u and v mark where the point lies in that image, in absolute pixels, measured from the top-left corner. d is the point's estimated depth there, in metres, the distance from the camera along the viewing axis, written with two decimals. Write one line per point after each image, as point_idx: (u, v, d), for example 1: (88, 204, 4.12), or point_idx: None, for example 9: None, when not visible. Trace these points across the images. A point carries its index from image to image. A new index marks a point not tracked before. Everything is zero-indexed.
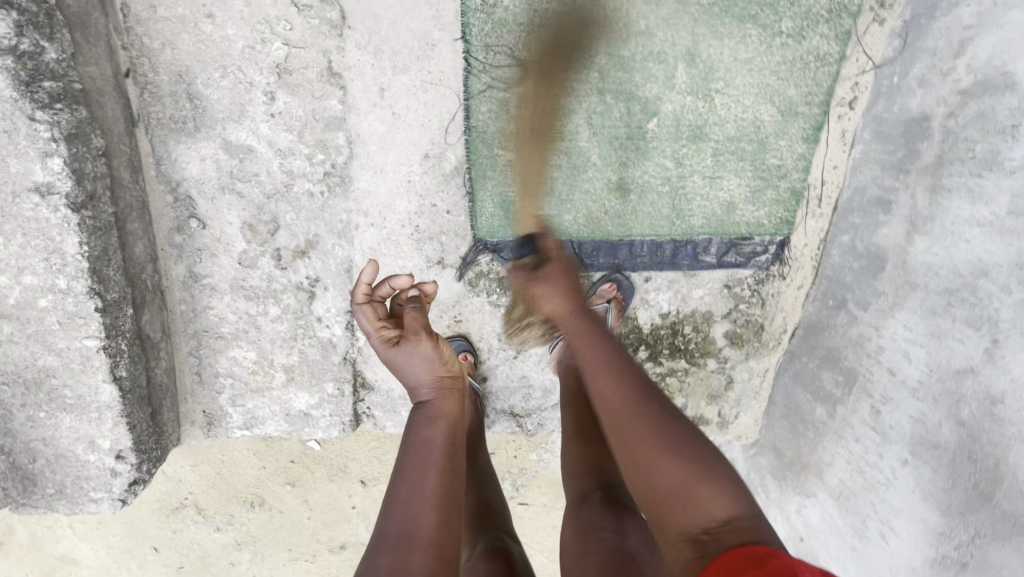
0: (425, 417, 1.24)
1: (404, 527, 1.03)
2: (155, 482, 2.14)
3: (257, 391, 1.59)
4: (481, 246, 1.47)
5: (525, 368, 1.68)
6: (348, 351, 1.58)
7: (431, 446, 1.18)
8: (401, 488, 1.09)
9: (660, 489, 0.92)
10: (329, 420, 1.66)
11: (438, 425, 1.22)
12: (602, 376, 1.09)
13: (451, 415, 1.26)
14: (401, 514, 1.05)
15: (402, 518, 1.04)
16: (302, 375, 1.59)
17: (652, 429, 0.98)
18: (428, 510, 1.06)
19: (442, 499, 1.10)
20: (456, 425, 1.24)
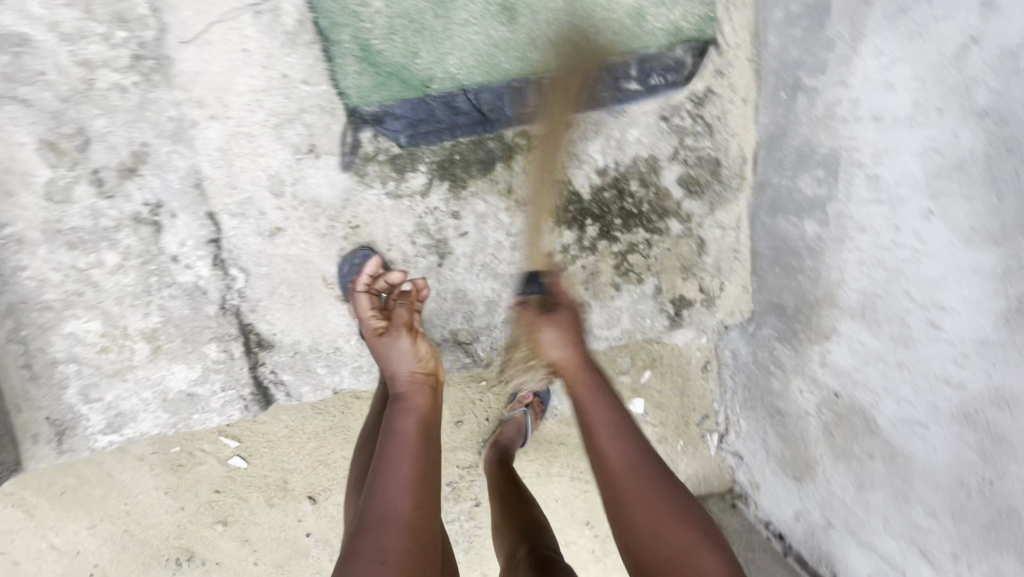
0: (400, 409, 1.08)
1: (384, 511, 0.91)
2: (45, 563, 1.68)
3: (115, 376, 1.22)
4: (357, 118, 1.19)
5: (456, 278, 1.38)
6: (225, 298, 1.25)
7: (402, 438, 1.03)
8: (383, 469, 0.97)
9: (659, 553, 0.97)
10: (223, 397, 1.30)
11: (408, 418, 1.06)
12: (605, 435, 1.10)
13: (425, 410, 1.09)
14: (386, 498, 0.92)
15: (391, 500, 0.92)
16: (172, 342, 1.23)
17: (666, 511, 1.00)
18: (407, 491, 0.94)
19: (426, 483, 0.97)
20: (433, 420, 1.09)
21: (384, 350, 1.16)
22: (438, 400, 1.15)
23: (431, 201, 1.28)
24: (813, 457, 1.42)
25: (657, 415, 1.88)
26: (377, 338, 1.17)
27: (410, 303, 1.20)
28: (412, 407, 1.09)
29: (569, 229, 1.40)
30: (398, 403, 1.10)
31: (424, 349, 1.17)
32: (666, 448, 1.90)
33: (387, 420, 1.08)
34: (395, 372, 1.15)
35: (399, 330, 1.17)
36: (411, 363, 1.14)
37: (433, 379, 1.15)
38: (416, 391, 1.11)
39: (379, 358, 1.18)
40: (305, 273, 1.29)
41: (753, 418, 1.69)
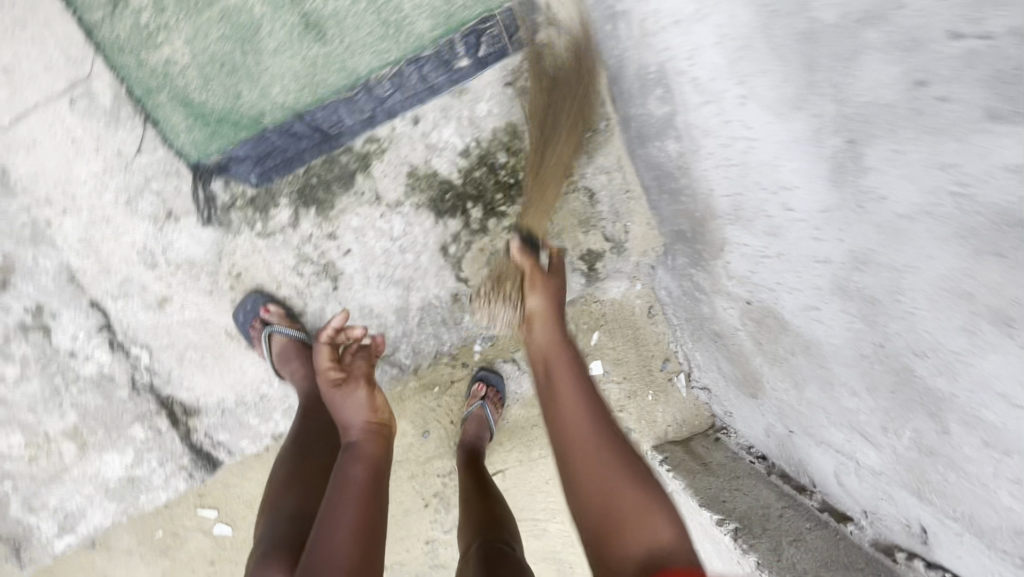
0: (354, 456, 1.08)
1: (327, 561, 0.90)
2: None
3: (52, 480, 1.25)
4: (201, 172, 1.21)
5: (356, 296, 1.38)
6: (135, 378, 1.27)
7: (351, 486, 1.03)
8: (331, 516, 0.97)
9: (616, 510, 0.97)
10: (165, 472, 1.33)
11: (357, 467, 1.06)
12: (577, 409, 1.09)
13: (376, 459, 1.10)
14: (331, 549, 0.92)
15: (333, 552, 0.92)
16: (96, 435, 1.26)
17: (602, 438, 1.05)
18: (350, 541, 0.94)
19: (371, 533, 0.97)
20: (385, 467, 1.09)
21: (341, 402, 1.17)
22: (389, 447, 1.15)
23: (303, 230, 1.29)
24: (756, 371, 1.39)
25: (619, 372, 1.86)
26: (332, 389, 1.19)
27: (367, 359, 1.23)
28: (363, 455, 1.09)
29: (452, 218, 1.39)
30: (349, 452, 1.10)
31: (380, 400, 1.18)
32: (639, 402, 1.87)
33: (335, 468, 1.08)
34: (349, 422, 1.14)
35: (356, 382, 1.18)
36: (366, 413, 1.15)
37: (388, 429, 1.16)
38: (370, 440, 1.11)
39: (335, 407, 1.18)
40: (206, 333, 1.31)
41: (703, 348, 1.66)
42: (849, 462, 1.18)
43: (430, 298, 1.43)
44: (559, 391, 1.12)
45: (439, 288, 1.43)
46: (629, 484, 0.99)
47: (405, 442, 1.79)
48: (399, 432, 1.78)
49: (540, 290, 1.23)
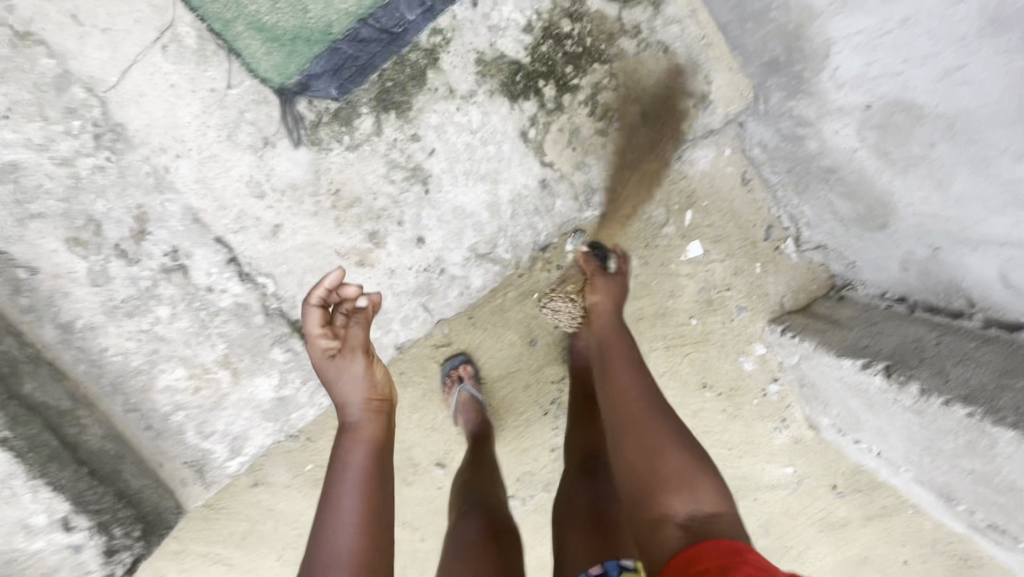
0: (352, 439, 1.18)
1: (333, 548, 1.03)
2: None
3: (216, 406, 1.38)
4: (287, 95, 1.26)
5: (448, 197, 1.40)
6: (266, 305, 1.37)
7: (347, 470, 1.13)
8: (323, 514, 1.07)
9: (653, 473, 1.06)
10: (308, 390, 1.43)
11: (359, 450, 1.16)
12: (636, 426, 1.15)
13: (376, 439, 1.19)
14: (337, 534, 1.04)
15: (339, 542, 1.03)
16: (244, 361, 1.38)
17: (666, 442, 1.11)
18: (354, 531, 1.05)
19: (377, 517, 1.08)
20: (384, 448, 1.20)
21: (336, 375, 1.22)
22: (389, 424, 1.25)
23: (387, 136, 1.32)
24: (884, 193, 1.27)
25: (720, 250, 1.78)
26: (329, 361, 1.23)
27: (362, 328, 1.23)
28: (362, 438, 1.18)
29: (527, 100, 1.37)
30: (346, 433, 1.21)
31: (378, 372, 1.26)
32: (746, 278, 1.78)
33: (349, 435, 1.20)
34: (350, 397, 1.22)
35: (353, 354, 1.23)
36: (365, 387, 1.23)
37: (384, 403, 1.25)
38: (368, 423, 1.20)
39: (334, 379, 1.23)
40: (320, 256, 1.39)
41: (812, 198, 1.54)
42: (1019, 250, 1.05)
43: (517, 189, 1.43)
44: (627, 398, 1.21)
45: (525, 177, 1.43)
46: (671, 448, 1.09)
47: (514, 353, 1.82)
48: (508, 344, 1.81)
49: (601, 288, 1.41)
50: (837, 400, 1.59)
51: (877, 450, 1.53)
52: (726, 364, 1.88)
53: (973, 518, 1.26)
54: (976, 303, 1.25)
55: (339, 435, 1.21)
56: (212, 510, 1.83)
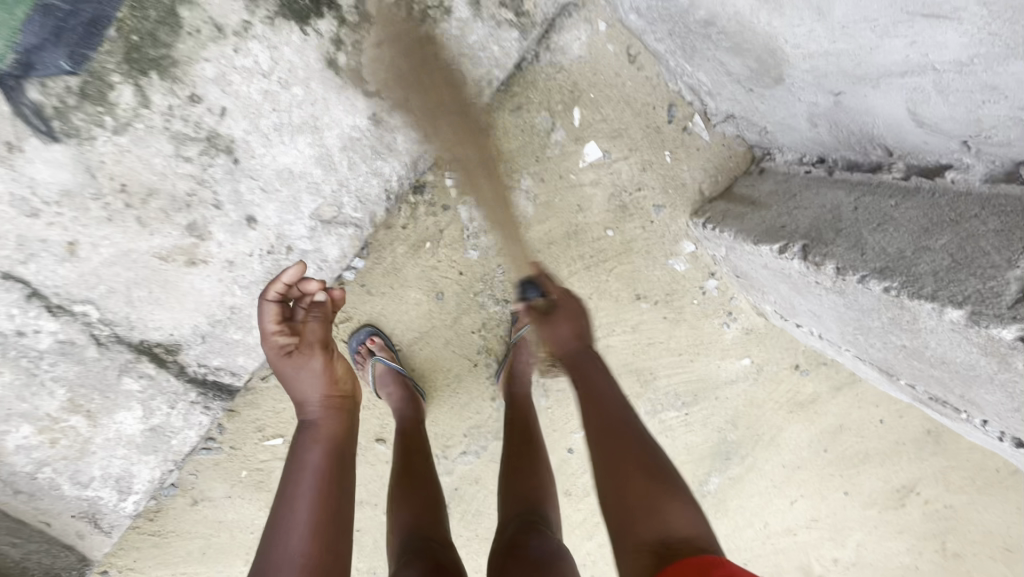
0: (307, 440, 1.08)
1: (283, 555, 0.94)
2: None
3: (83, 453, 1.25)
4: (8, 82, 0.97)
5: (265, 162, 1.17)
6: (95, 334, 1.19)
7: (307, 468, 1.05)
8: (283, 512, 0.99)
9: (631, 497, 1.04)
10: (180, 412, 1.29)
11: (314, 451, 1.07)
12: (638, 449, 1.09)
13: (334, 437, 1.11)
14: (287, 543, 0.95)
15: (290, 547, 0.94)
16: (94, 401, 1.22)
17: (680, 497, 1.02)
18: (307, 536, 0.96)
19: (332, 528, 0.99)
20: (345, 445, 1.11)
21: (293, 372, 1.11)
22: (351, 424, 1.16)
23: (159, 104, 1.06)
24: (768, 36, 1.02)
25: (621, 147, 1.55)
26: (282, 358, 1.11)
27: (327, 319, 1.13)
28: (323, 434, 1.10)
29: (321, 18, 1.09)
30: (306, 431, 1.11)
31: (339, 367, 1.16)
32: (657, 171, 1.57)
33: (301, 438, 1.10)
34: (309, 393, 1.12)
35: (311, 350, 1.12)
36: (325, 385, 1.13)
37: (346, 401, 1.16)
38: (332, 418, 1.12)
39: (289, 377, 1.12)
40: (139, 266, 1.18)
41: (703, 61, 1.30)
42: (923, 78, 0.83)
43: (348, 134, 1.20)
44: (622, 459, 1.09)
45: (351, 116, 1.18)
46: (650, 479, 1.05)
47: (422, 310, 1.65)
48: (413, 304, 1.64)
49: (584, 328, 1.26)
50: (769, 287, 1.43)
51: (817, 333, 1.39)
52: (655, 270, 1.71)
53: (915, 391, 1.15)
54: (894, 149, 1.05)
55: (299, 434, 1.12)
56: (158, 539, 1.76)
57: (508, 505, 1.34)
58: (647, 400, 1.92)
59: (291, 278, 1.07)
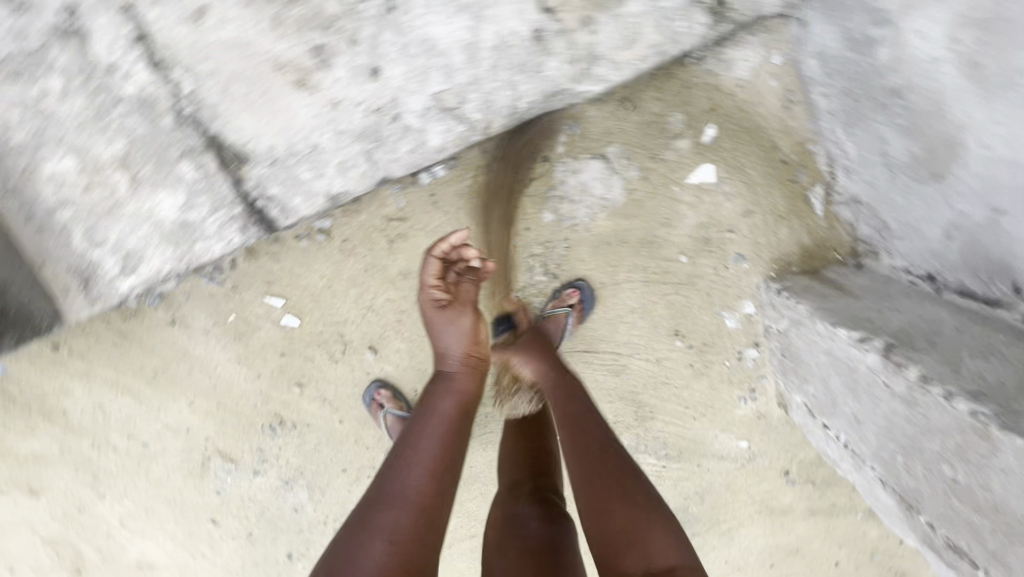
0: (446, 388, 1.41)
1: (402, 488, 1.19)
2: (170, 439, 1.86)
3: (110, 214, 1.20)
4: None
5: (417, 25, 1.11)
6: (178, 105, 1.14)
7: (438, 412, 1.35)
8: (411, 449, 1.27)
9: (613, 519, 1.09)
10: (216, 219, 1.29)
11: (446, 402, 1.38)
12: (597, 449, 1.20)
13: (465, 390, 1.42)
14: (405, 475, 1.22)
15: (405, 481, 1.21)
16: (147, 168, 1.18)
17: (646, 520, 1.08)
18: (426, 473, 1.23)
19: (442, 470, 1.25)
20: (469, 401, 1.42)
21: (447, 327, 1.44)
22: (478, 382, 1.46)
23: None
24: (959, 128, 0.98)
25: (736, 182, 1.50)
26: (442, 313, 1.43)
27: (474, 284, 1.46)
28: (456, 387, 1.42)
29: None
30: (442, 382, 1.43)
31: (479, 333, 1.46)
32: (756, 221, 1.53)
33: (437, 389, 1.42)
34: (453, 348, 1.44)
35: (463, 313, 1.45)
36: (464, 348, 1.44)
37: (479, 362, 1.47)
38: (464, 375, 1.43)
39: (440, 329, 1.44)
40: (252, 65, 1.12)
41: (862, 134, 1.26)
42: None
43: (506, 37, 1.16)
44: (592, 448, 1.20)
45: (517, 21, 1.14)
46: (619, 499, 1.11)
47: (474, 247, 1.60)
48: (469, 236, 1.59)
49: (522, 356, 1.46)
50: (816, 376, 1.38)
51: (843, 440, 1.34)
52: (705, 315, 1.67)
53: (931, 534, 1.09)
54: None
55: (437, 382, 1.43)
56: (123, 340, 1.71)
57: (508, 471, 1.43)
58: (634, 432, 1.85)
59: (453, 241, 1.39)
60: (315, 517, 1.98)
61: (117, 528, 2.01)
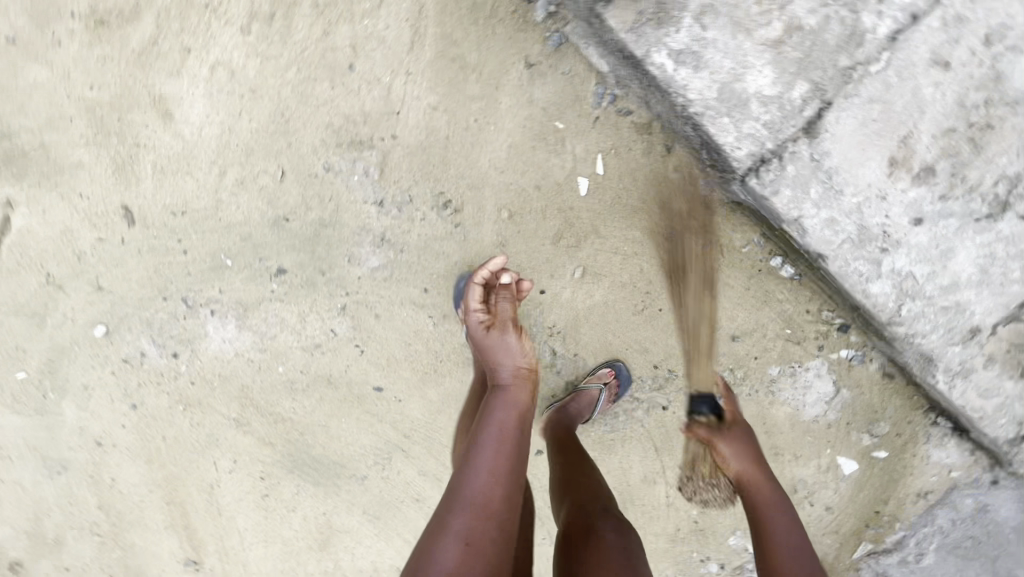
0: (502, 400, 1.39)
1: (476, 494, 1.18)
2: (369, 94, 1.55)
3: (738, 29, 1.16)
4: None
5: (964, 240, 1.33)
6: (858, 63, 1.19)
7: (500, 425, 1.32)
8: (474, 456, 1.25)
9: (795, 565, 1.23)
10: (754, 130, 1.23)
11: (492, 436, 1.29)
12: (773, 511, 1.31)
13: (523, 404, 1.39)
14: (474, 483, 1.20)
15: (473, 485, 1.19)
16: (789, 52, 1.18)
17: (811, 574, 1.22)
18: (491, 480, 1.21)
19: (506, 476, 1.23)
20: (525, 413, 1.38)
21: (499, 343, 1.47)
22: (535, 394, 1.44)
23: None
24: None
25: (848, 489, 1.84)
26: (489, 333, 1.48)
27: (513, 305, 1.51)
28: (515, 399, 1.40)
29: None
30: (500, 393, 1.41)
31: (528, 348, 1.48)
32: (824, 516, 1.86)
33: (483, 429, 1.31)
34: (504, 363, 1.45)
35: (507, 330, 1.49)
36: (518, 358, 1.46)
37: (531, 374, 1.46)
38: (519, 385, 1.42)
39: (495, 347, 1.48)
40: (907, 118, 1.24)
41: None
42: None
43: (970, 306, 1.39)
44: (762, 508, 1.32)
45: (981, 310, 1.39)
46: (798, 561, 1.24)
47: (721, 322, 1.71)
48: (730, 316, 1.70)
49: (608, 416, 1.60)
50: None
51: None
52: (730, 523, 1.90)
53: None
54: None
55: (496, 395, 1.42)
56: (478, 10, 1.49)
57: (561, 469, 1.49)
58: None
59: (489, 267, 1.55)
60: (346, 282, 1.71)
61: (200, 59, 1.55)
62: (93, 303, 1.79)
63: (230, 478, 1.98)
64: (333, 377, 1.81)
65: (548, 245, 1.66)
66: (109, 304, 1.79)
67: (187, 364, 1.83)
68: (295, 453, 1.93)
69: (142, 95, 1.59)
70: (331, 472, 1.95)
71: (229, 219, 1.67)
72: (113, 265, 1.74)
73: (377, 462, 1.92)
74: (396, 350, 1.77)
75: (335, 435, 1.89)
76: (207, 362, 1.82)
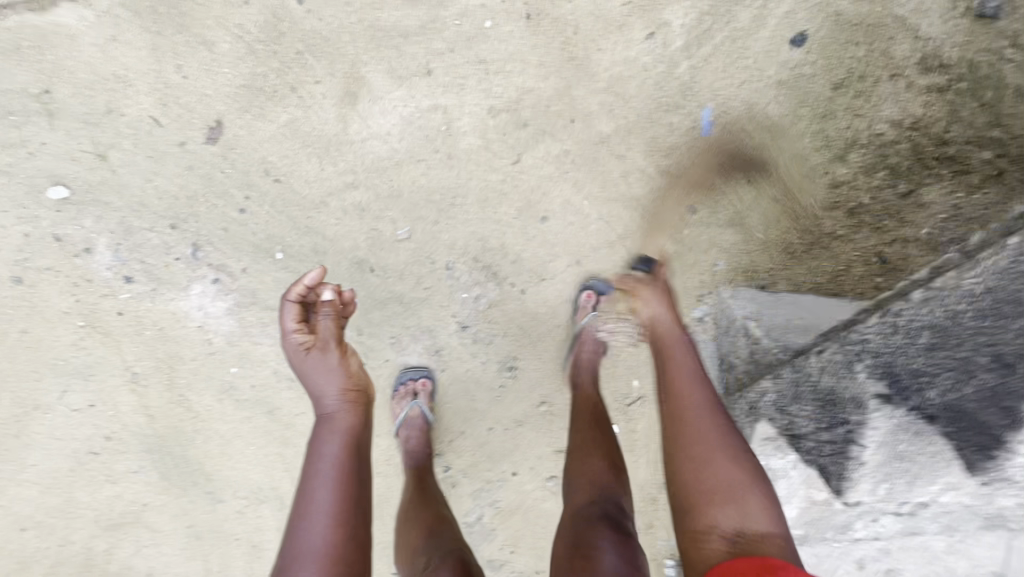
0: (326, 433, 1.07)
1: (314, 540, 0.93)
2: (537, 245, 1.49)
3: (811, 493, 1.30)
4: None
5: None
6: None
7: (325, 457, 1.03)
8: (297, 503, 0.97)
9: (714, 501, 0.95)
10: None
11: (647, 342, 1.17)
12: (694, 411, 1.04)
13: (353, 431, 1.08)
14: (310, 529, 0.94)
15: (304, 536, 0.94)
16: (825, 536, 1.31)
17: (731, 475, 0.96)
18: (324, 523, 0.95)
19: (348, 513, 0.97)
20: (360, 443, 1.07)
21: (314, 365, 1.11)
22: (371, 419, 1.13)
23: None
24: None
25: None
26: (303, 356, 1.11)
27: (339, 319, 1.14)
28: (340, 428, 1.08)
29: None
30: (323, 427, 1.08)
31: (354, 364, 1.14)
32: None
33: (668, 345, 1.14)
34: (325, 387, 1.10)
35: (329, 349, 1.12)
36: (339, 381, 1.11)
37: (361, 395, 1.12)
38: (348, 412, 1.10)
39: (312, 376, 1.11)
40: None
41: None
42: None
43: None
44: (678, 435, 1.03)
45: None
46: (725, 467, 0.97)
47: None
48: None
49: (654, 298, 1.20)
50: None
51: None
52: None
53: None
54: None
55: (314, 431, 1.09)
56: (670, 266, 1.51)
57: (573, 494, 1.17)
58: None
59: (307, 280, 1.13)
60: (373, 353, 1.56)
61: (431, 88, 1.35)
62: (77, 160, 1.35)
63: (70, 413, 1.60)
64: (279, 410, 1.62)
65: (550, 450, 1.69)
66: (99, 178, 1.36)
67: (133, 295, 1.47)
68: (168, 440, 1.64)
69: (344, 58, 1.33)
70: (191, 476, 1.68)
71: (319, 224, 1.42)
72: (145, 155, 1.35)
73: (246, 498, 1.72)
74: (362, 432, 1.65)
75: (228, 452, 1.66)
76: (161, 310, 1.48)
